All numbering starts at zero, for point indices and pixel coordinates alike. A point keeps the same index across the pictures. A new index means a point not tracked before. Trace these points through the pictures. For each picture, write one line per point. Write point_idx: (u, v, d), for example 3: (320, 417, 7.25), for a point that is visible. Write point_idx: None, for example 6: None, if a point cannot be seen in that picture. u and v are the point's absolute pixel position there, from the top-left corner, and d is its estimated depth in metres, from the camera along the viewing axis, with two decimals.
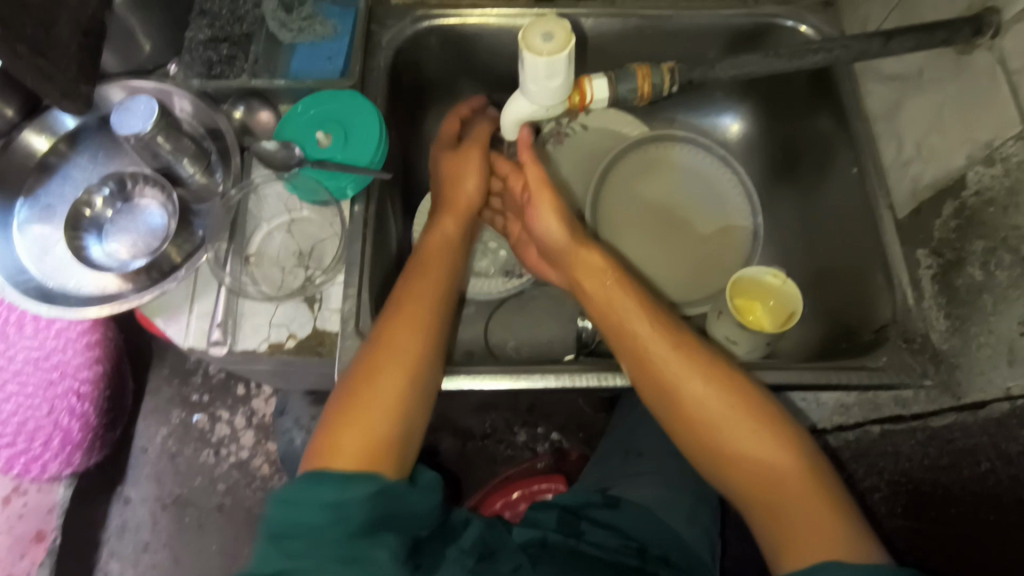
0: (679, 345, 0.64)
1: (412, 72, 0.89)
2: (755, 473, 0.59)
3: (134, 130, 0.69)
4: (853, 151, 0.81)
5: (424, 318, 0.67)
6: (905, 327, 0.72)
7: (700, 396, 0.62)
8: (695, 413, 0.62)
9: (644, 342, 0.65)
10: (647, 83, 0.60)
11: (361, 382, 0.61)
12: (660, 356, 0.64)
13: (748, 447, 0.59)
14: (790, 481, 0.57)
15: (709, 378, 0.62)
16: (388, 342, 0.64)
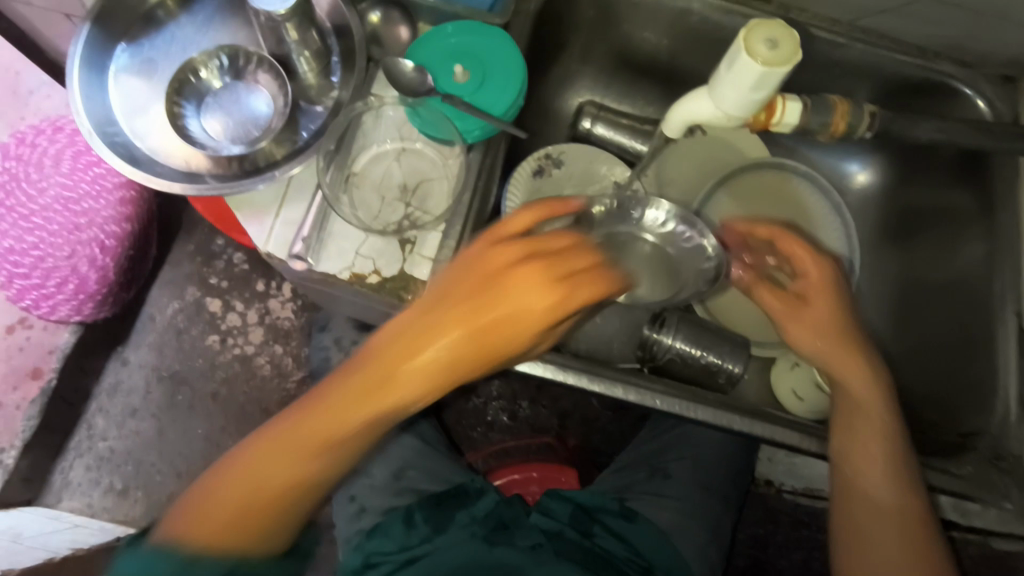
0: (877, 391, 0.67)
1: (556, 23, 0.82)
2: (877, 511, 0.65)
3: (269, 7, 0.62)
4: (989, 242, 0.77)
5: (352, 424, 0.59)
6: (997, 443, 0.70)
7: (872, 444, 0.66)
8: (853, 447, 0.66)
9: (866, 453, 0.66)
10: (844, 121, 0.55)
11: (259, 456, 0.60)
12: (862, 396, 0.67)
13: (885, 533, 0.65)
14: (902, 529, 0.65)
15: (888, 428, 0.66)
16: (295, 445, 0.60)
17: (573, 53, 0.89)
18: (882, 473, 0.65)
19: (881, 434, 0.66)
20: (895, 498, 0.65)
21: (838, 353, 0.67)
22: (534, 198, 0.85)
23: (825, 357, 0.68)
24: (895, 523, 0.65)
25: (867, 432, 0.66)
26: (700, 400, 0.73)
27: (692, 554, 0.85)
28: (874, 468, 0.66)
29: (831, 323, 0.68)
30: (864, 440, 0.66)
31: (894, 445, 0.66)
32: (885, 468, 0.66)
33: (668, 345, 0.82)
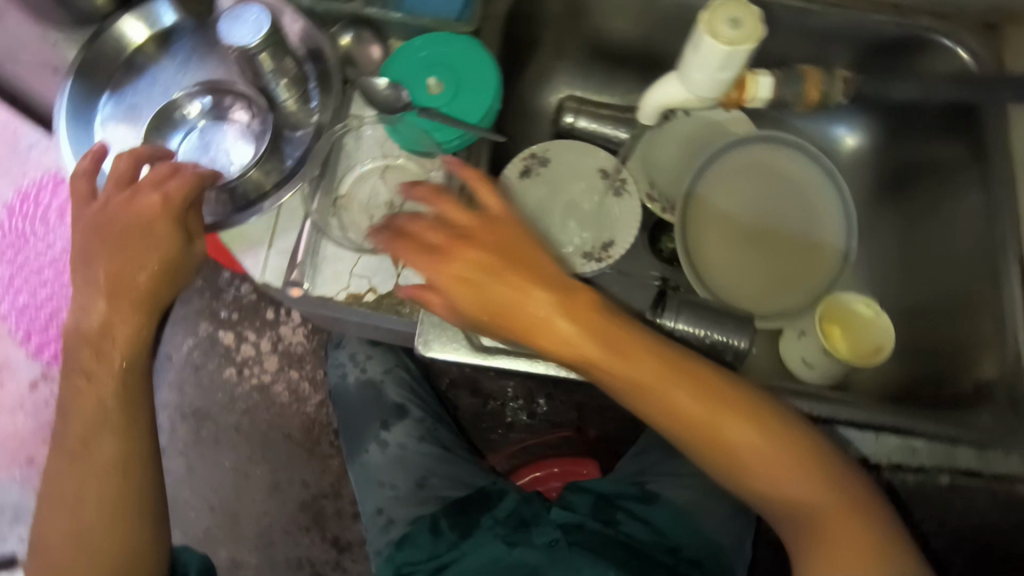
0: (698, 389, 0.59)
1: (527, 23, 0.82)
2: (809, 513, 0.60)
3: (242, 42, 0.63)
4: (987, 190, 0.75)
5: (91, 436, 0.62)
6: (1012, 389, 0.69)
7: (743, 437, 0.59)
8: (734, 459, 0.60)
9: (736, 455, 0.59)
10: (816, 91, 0.55)
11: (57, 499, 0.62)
12: (669, 395, 0.59)
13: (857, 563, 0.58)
14: (838, 510, 0.60)
15: (750, 425, 0.59)
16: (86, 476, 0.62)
17: (548, 50, 0.89)
18: (769, 473, 0.60)
19: (788, 447, 0.60)
20: (831, 498, 0.60)
21: (645, 368, 0.58)
22: (522, 199, 0.85)
23: (700, 411, 0.59)
24: (842, 528, 0.59)
25: (740, 435, 0.59)
26: None
27: (718, 530, 0.85)
28: (771, 472, 0.60)
29: (643, 339, 0.59)
30: (739, 447, 0.59)
31: (791, 444, 0.60)
32: (766, 467, 0.60)
33: (671, 329, 0.80)
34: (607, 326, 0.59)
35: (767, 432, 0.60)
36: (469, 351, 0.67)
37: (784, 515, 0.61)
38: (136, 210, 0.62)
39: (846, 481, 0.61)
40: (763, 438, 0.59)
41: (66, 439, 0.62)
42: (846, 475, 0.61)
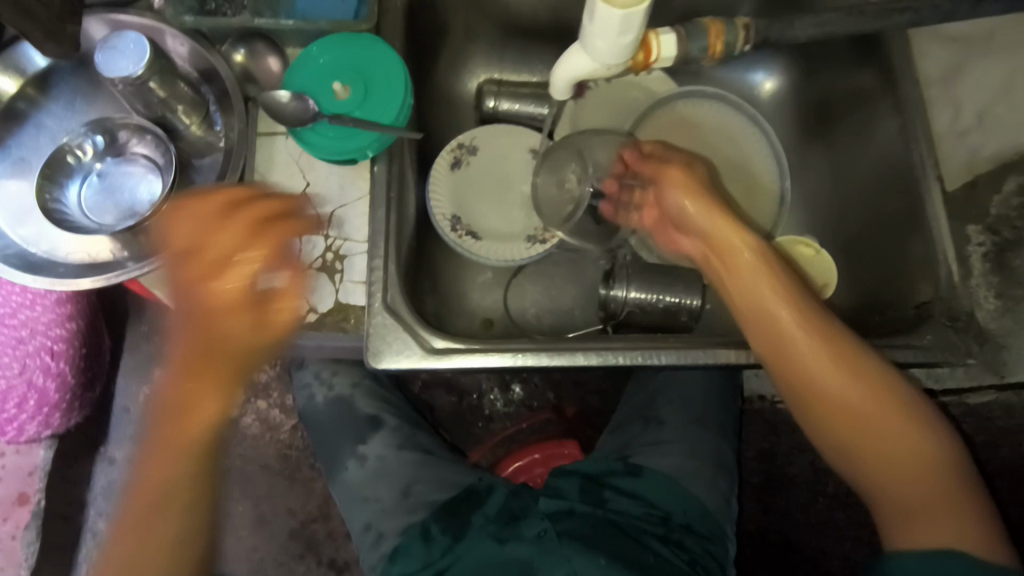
0: (837, 356, 0.61)
1: (430, 12, 0.79)
2: (910, 468, 0.60)
3: (123, 73, 0.60)
4: (899, 116, 0.76)
5: (174, 476, 0.64)
6: (950, 304, 0.71)
7: (864, 407, 0.61)
8: (887, 449, 0.61)
9: (774, 315, 0.63)
10: (720, 42, 0.54)
11: (130, 540, 0.64)
12: (807, 358, 0.61)
13: (871, 406, 0.61)
14: (940, 481, 0.60)
15: (880, 403, 0.61)
16: (147, 531, 0.64)
17: (457, 36, 0.87)
18: (800, 329, 0.62)
19: (902, 413, 0.61)
20: (835, 349, 0.61)
21: (801, 333, 0.61)
22: (458, 190, 0.85)
23: (802, 348, 0.62)
24: (860, 386, 0.61)
25: (879, 416, 0.61)
26: (665, 346, 0.73)
27: (702, 490, 0.86)
28: (898, 458, 0.61)
29: (787, 297, 0.63)
30: (873, 422, 0.61)
31: (928, 433, 0.61)
32: (801, 329, 0.62)
33: (624, 298, 0.82)
34: (760, 276, 0.64)
35: (870, 387, 0.61)
36: (419, 355, 0.66)
37: (872, 471, 0.61)
38: (213, 300, 0.60)
39: (938, 441, 0.61)
40: (856, 391, 0.61)
41: (133, 508, 0.65)
42: (949, 447, 0.62)
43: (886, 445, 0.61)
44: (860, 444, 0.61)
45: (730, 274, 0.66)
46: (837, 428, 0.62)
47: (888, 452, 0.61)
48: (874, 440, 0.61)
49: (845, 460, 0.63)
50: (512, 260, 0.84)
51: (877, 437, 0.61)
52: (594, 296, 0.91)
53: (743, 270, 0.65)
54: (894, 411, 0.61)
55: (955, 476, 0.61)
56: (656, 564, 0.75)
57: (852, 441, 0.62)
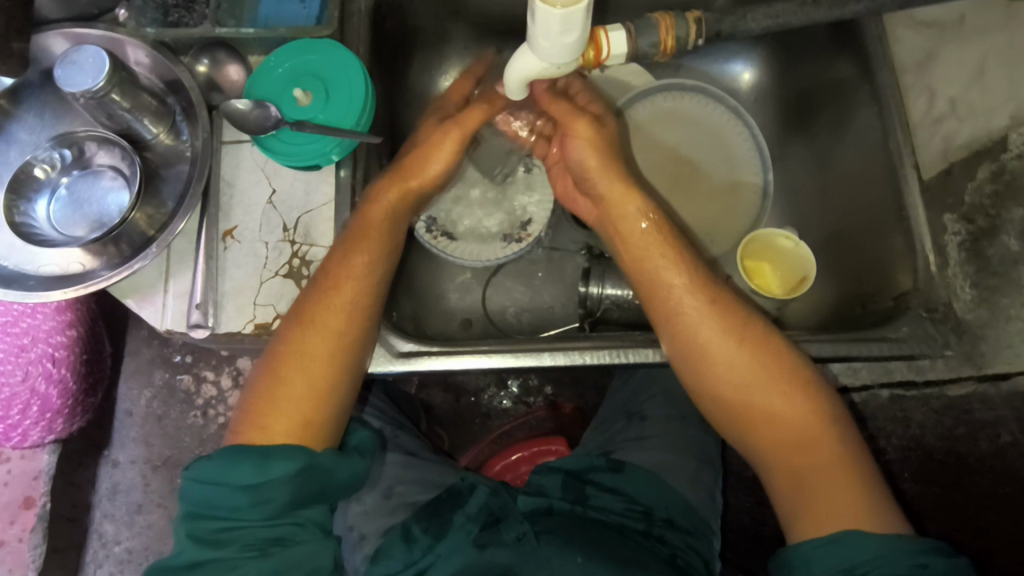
0: (720, 322, 0.64)
1: (398, 12, 0.78)
2: (795, 435, 0.61)
3: (84, 87, 0.60)
4: (876, 105, 0.74)
5: (299, 405, 0.60)
6: (927, 296, 0.69)
7: (754, 376, 0.62)
8: (778, 416, 0.62)
9: (661, 279, 0.65)
10: (671, 36, 0.56)
11: (272, 396, 0.60)
12: (699, 326, 0.63)
13: (759, 378, 0.62)
14: (832, 447, 0.60)
15: (764, 366, 0.62)
16: (303, 364, 0.61)
17: (431, 35, 0.85)
18: (692, 299, 0.64)
19: (788, 378, 0.62)
20: (721, 321, 0.63)
21: (692, 301, 0.64)
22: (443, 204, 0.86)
23: (697, 322, 0.63)
24: (748, 354, 0.63)
25: (764, 385, 0.62)
26: (634, 345, 0.73)
27: (686, 485, 0.83)
28: (789, 430, 0.61)
29: (674, 265, 0.65)
30: (759, 391, 0.62)
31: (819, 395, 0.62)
32: (691, 296, 0.64)
33: (600, 294, 0.81)
34: (656, 250, 0.66)
35: (757, 349, 0.63)
36: (388, 359, 0.70)
37: (760, 441, 0.62)
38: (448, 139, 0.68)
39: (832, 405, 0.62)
40: (745, 358, 0.63)
41: (248, 421, 0.60)
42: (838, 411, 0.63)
43: (777, 415, 0.62)
44: (755, 415, 0.63)
45: (625, 241, 0.68)
46: (727, 403, 0.63)
47: (785, 424, 0.62)
48: (769, 411, 0.62)
49: (745, 436, 0.64)
50: (488, 260, 0.84)
51: (772, 408, 0.62)
52: (576, 292, 0.91)
53: (626, 234, 0.67)
54: (784, 381, 0.62)
55: (849, 444, 0.61)
56: (642, 558, 0.71)
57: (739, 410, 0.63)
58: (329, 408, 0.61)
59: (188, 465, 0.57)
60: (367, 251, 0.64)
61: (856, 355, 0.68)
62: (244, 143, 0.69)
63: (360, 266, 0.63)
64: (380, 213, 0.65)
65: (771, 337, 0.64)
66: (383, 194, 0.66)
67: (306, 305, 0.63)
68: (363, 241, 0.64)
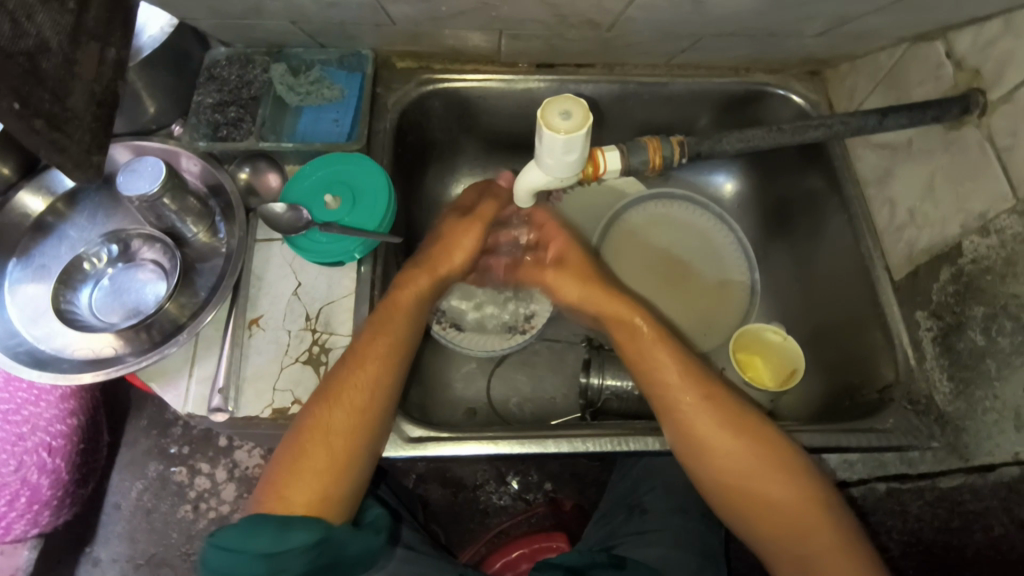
0: (721, 404, 0.67)
1: (417, 131, 0.89)
2: (799, 521, 0.63)
3: (140, 191, 0.68)
4: (847, 213, 0.84)
5: (319, 480, 0.61)
6: (908, 388, 0.74)
7: (755, 463, 0.64)
8: (780, 502, 0.63)
9: (662, 362, 0.69)
10: (658, 155, 0.64)
11: (292, 470, 0.61)
12: (702, 407, 0.66)
13: (762, 458, 0.64)
14: (834, 534, 0.62)
15: (765, 447, 0.65)
16: (322, 438, 0.63)
17: (445, 150, 0.95)
18: (692, 382, 0.67)
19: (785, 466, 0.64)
20: (721, 403, 0.67)
21: (690, 389, 0.67)
22: (453, 300, 0.92)
23: (699, 403, 0.66)
24: (750, 436, 0.65)
25: (764, 470, 0.64)
26: (632, 433, 0.76)
27: None
28: (794, 518, 0.63)
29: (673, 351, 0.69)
30: (761, 476, 0.64)
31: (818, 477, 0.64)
32: (691, 379, 0.68)
33: (600, 385, 0.85)
34: (659, 336, 0.70)
35: (757, 431, 0.66)
36: (398, 444, 0.73)
37: (764, 527, 0.64)
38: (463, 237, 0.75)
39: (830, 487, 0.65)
40: (744, 443, 0.65)
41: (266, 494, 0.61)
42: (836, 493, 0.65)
43: (782, 496, 0.63)
44: (760, 495, 0.64)
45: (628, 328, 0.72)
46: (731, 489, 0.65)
47: (790, 505, 0.63)
48: (775, 492, 0.64)
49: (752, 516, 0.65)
50: (493, 350, 0.89)
51: (777, 489, 0.64)
52: (576, 383, 0.94)
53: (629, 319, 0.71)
54: (785, 463, 0.64)
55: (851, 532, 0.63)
56: None
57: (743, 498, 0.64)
58: (346, 483, 0.63)
59: (213, 534, 0.58)
60: (387, 334, 0.68)
61: (846, 446, 0.72)
62: (275, 240, 0.76)
63: (380, 347, 0.67)
64: (402, 301, 0.71)
65: (766, 424, 0.67)
66: (413, 280, 0.72)
67: (329, 383, 0.66)
68: (383, 325, 0.69)
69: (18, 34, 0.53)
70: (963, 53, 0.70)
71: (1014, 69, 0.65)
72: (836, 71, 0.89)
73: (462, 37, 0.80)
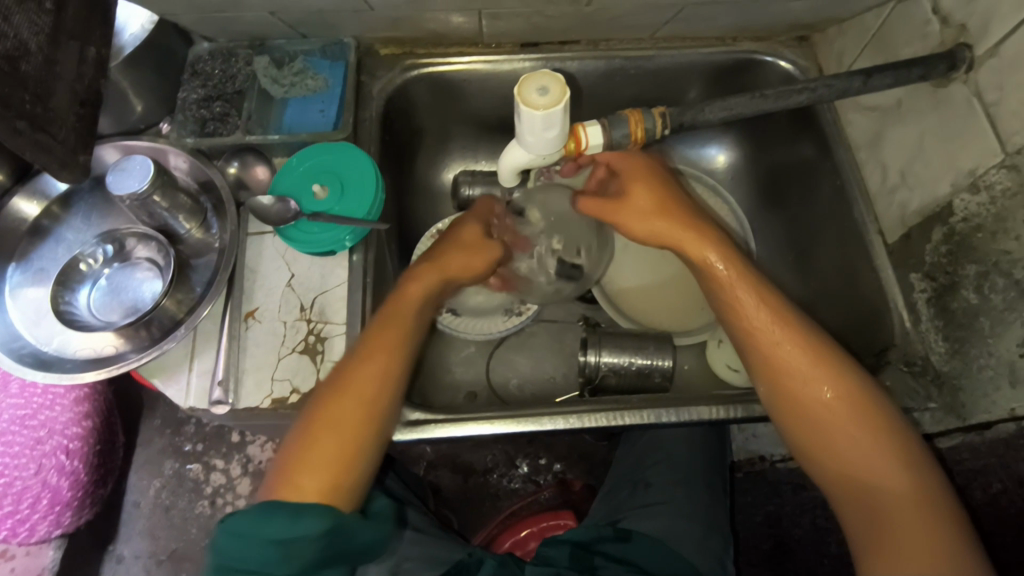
0: (820, 362, 0.62)
1: (405, 118, 0.89)
2: (881, 496, 0.58)
3: (130, 189, 0.69)
4: (840, 179, 0.83)
5: (343, 454, 0.61)
6: (905, 351, 0.75)
7: (809, 372, 0.62)
8: (883, 485, 0.58)
9: (745, 310, 0.66)
10: (640, 128, 0.64)
11: (312, 444, 0.61)
12: (789, 362, 0.62)
13: (852, 428, 0.60)
14: (931, 515, 0.56)
15: (854, 414, 0.60)
16: (339, 416, 0.63)
17: (434, 136, 0.95)
18: (786, 342, 0.63)
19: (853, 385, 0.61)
20: (813, 366, 0.62)
21: (778, 341, 0.63)
22: None
23: (790, 359, 0.62)
24: (840, 404, 0.60)
25: (826, 394, 0.61)
26: (629, 407, 0.77)
27: (695, 552, 0.81)
28: (860, 448, 0.59)
29: (761, 308, 0.65)
30: (818, 393, 0.61)
31: (909, 453, 0.59)
32: (786, 336, 0.63)
33: (597, 362, 0.85)
34: (741, 284, 0.67)
35: (848, 397, 0.60)
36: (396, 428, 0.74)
37: (845, 496, 0.59)
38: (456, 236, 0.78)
39: (921, 462, 0.59)
40: (834, 403, 0.60)
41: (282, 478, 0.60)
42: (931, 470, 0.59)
43: (862, 468, 0.59)
44: (839, 466, 0.59)
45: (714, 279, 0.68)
46: (794, 410, 0.62)
47: (870, 479, 0.58)
48: (853, 464, 0.59)
49: (831, 486, 0.60)
50: (491, 333, 0.91)
51: (858, 461, 0.59)
52: (575, 361, 0.95)
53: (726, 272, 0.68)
54: (873, 437, 0.59)
55: (926, 475, 0.58)
56: None
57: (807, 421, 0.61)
58: (362, 461, 0.63)
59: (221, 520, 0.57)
60: (397, 324, 0.68)
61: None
62: (266, 229, 0.77)
63: (393, 331, 0.68)
64: (419, 289, 0.72)
65: (865, 392, 0.61)
66: (421, 275, 0.73)
67: (350, 361, 0.66)
68: (392, 314, 0.69)
69: None
70: (948, 9, 0.69)
71: (1000, 19, 0.63)
72: (824, 35, 0.87)
73: (443, 19, 0.79)
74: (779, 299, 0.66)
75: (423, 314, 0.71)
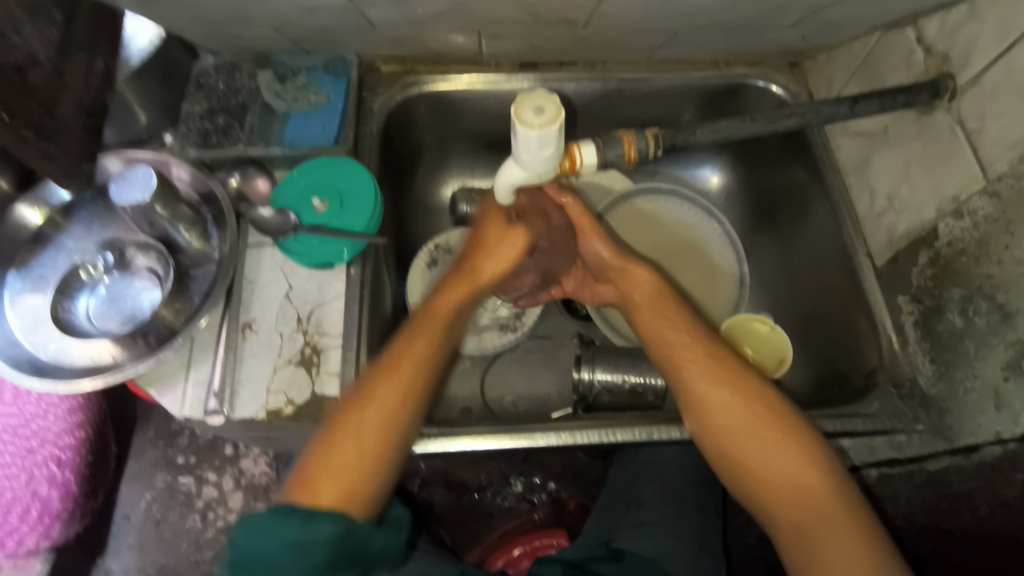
0: (721, 370, 0.66)
1: (404, 134, 0.91)
2: (795, 499, 0.60)
3: (133, 200, 0.70)
4: (829, 202, 0.84)
5: (356, 465, 0.60)
6: (892, 372, 0.75)
7: (709, 377, 0.65)
8: (794, 487, 0.60)
9: (654, 326, 0.71)
10: (633, 148, 0.66)
11: (330, 451, 0.60)
12: (693, 372, 0.66)
13: (758, 433, 0.62)
14: (845, 515, 0.58)
15: (757, 417, 0.63)
16: (357, 426, 0.61)
17: (433, 153, 0.96)
18: (688, 350, 0.67)
19: (764, 397, 0.64)
20: (715, 372, 0.65)
21: (685, 351, 0.67)
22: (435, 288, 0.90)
23: (694, 366, 0.66)
24: (742, 409, 0.64)
25: (725, 398, 0.64)
26: (621, 424, 0.78)
27: (688, 573, 0.80)
28: (776, 456, 0.61)
29: (671, 322, 0.70)
30: (721, 398, 0.64)
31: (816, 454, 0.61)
32: (688, 345, 0.68)
33: (591, 380, 0.85)
34: (653, 299, 0.72)
35: (749, 401, 0.64)
36: None
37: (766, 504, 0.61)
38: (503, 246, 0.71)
39: (827, 460, 0.61)
40: (740, 407, 0.64)
41: (298, 483, 0.59)
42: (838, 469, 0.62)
43: (774, 473, 0.61)
44: (756, 473, 0.62)
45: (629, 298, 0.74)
46: (702, 420, 0.65)
47: (783, 483, 0.61)
48: (766, 469, 0.61)
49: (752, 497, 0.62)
50: (486, 348, 0.92)
51: (768, 466, 0.61)
52: (569, 377, 0.95)
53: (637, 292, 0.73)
54: (779, 439, 0.62)
55: (837, 476, 0.60)
56: None
57: (723, 439, 0.63)
58: (379, 471, 0.61)
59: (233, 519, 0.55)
60: (425, 337, 0.67)
61: (830, 431, 0.72)
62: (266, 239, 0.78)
63: (417, 342, 0.67)
64: (449, 303, 0.70)
65: (767, 393, 0.65)
66: (452, 288, 0.71)
67: (380, 370, 0.65)
68: (418, 324, 0.68)
69: (5, 47, 0.56)
70: (931, 39, 0.71)
71: (981, 50, 0.65)
72: (814, 62, 0.90)
73: (443, 40, 0.82)
74: (687, 313, 0.71)
75: (451, 329, 0.70)
